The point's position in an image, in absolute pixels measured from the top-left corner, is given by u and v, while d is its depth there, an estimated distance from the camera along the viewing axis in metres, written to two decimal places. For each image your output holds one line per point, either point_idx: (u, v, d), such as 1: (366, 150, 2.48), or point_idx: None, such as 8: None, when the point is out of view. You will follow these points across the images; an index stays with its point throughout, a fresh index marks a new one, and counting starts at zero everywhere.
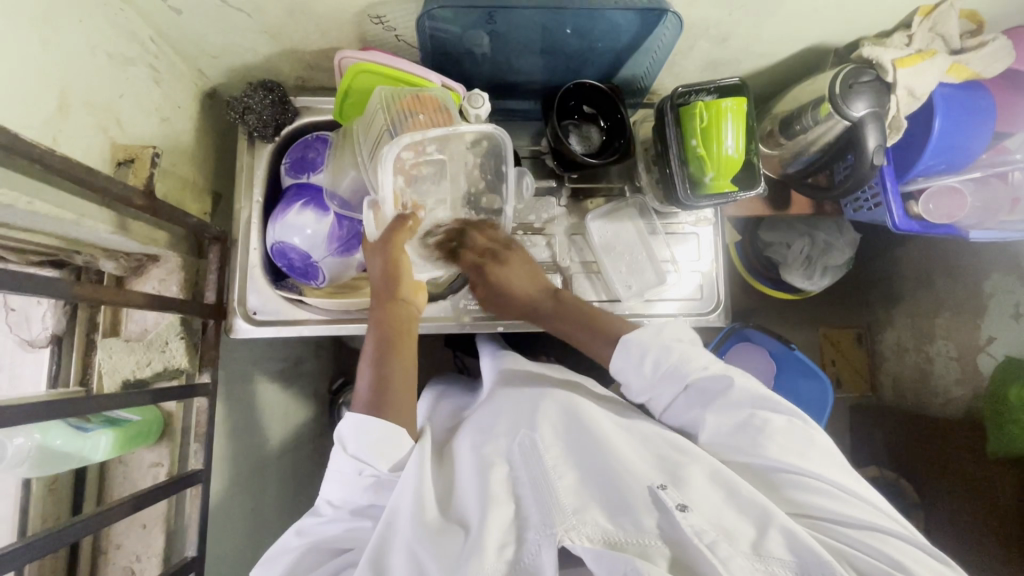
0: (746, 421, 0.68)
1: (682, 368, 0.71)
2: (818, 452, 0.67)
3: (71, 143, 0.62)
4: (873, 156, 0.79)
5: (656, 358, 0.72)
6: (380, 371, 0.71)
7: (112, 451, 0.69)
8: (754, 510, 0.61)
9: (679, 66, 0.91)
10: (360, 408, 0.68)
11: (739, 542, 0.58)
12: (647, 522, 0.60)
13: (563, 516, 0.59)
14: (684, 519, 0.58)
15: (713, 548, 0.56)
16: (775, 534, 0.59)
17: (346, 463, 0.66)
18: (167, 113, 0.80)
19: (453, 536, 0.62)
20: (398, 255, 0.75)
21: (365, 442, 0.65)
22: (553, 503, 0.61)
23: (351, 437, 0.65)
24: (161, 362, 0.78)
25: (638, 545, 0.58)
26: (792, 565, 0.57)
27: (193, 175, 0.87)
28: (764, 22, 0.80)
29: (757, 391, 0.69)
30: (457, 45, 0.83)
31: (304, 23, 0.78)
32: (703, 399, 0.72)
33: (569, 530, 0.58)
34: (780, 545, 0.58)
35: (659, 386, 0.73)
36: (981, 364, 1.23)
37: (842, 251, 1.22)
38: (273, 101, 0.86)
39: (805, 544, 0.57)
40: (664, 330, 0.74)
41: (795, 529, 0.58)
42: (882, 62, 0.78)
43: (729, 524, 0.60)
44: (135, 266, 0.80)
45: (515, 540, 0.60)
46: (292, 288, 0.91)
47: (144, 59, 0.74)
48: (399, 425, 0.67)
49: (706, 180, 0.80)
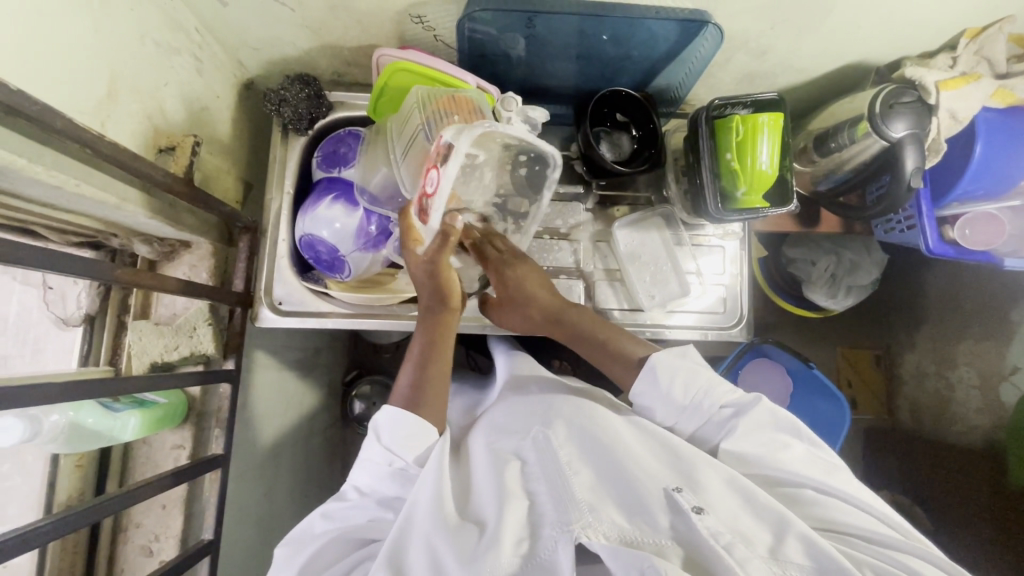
0: (772, 440, 0.68)
1: (710, 394, 0.72)
2: (840, 476, 0.67)
3: (117, 130, 0.64)
4: (912, 178, 0.78)
5: (684, 381, 0.72)
6: (420, 372, 0.73)
7: (141, 431, 0.70)
8: (770, 514, 0.61)
9: (714, 77, 0.91)
10: (397, 404, 0.71)
11: (757, 546, 0.57)
12: (662, 521, 0.59)
13: (579, 513, 0.59)
14: (700, 521, 0.57)
15: (730, 549, 0.55)
16: (792, 541, 0.58)
17: (378, 453, 0.67)
18: (207, 102, 0.81)
19: (469, 533, 0.62)
20: (444, 275, 0.74)
21: (400, 434, 0.67)
22: (569, 500, 0.61)
23: (386, 429, 0.68)
24: (188, 347, 0.79)
25: (654, 545, 0.57)
26: (810, 571, 0.56)
27: (228, 164, 0.88)
28: (805, 38, 0.80)
29: (783, 414, 0.70)
30: (493, 47, 0.83)
31: (346, 20, 0.79)
32: (732, 418, 0.71)
33: (585, 527, 0.57)
34: (798, 552, 0.57)
35: (687, 409, 0.73)
36: (1003, 394, 1.21)
37: (868, 272, 1.20)
38: (308, 95, 0.87)
39: (825, 553, 0.56)
40: (688, 355, 0.75)
41: (814, 538, 0.57)
42: (926, 83, 0.76)
43: (746, 528, 0.59)
44: (168, 251, 0.81)
45: (530, 535, 0.60)
46: (317, 281, 0.93)
47: (188, 49, 0.75)
48: (431, 423, 0.70)
49: (738, 194, 0.80)
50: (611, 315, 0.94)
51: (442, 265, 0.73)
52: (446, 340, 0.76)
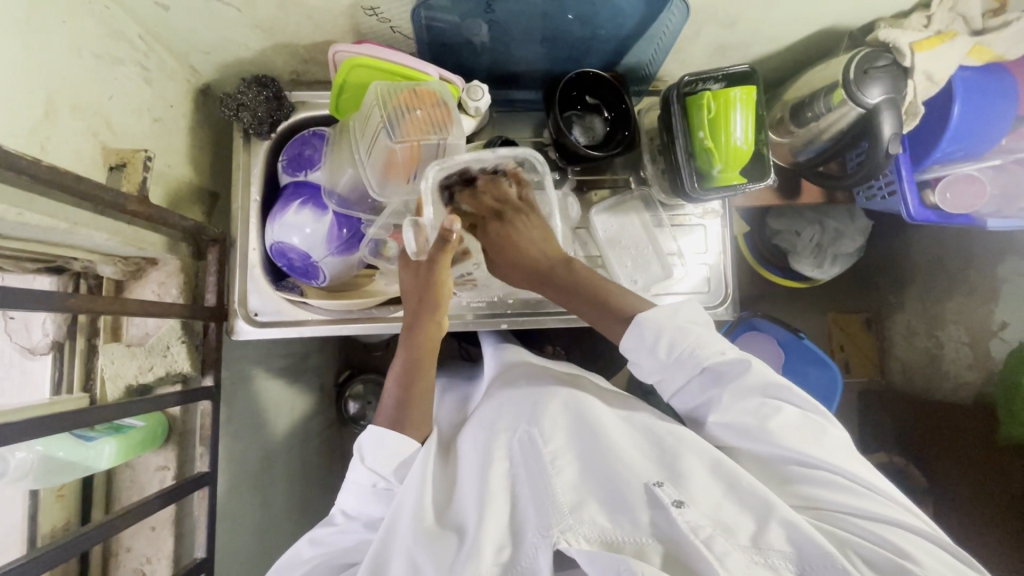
0: (759, 408, 0.67)
1: (697, 351, 0.68)
2: (833, 442, 0.66)
3: (60, 150, 0.61)
4: (889, 144, 0.76)
5: (671, 340, 0.69)
6: (403, 390, 0.71)
7: (117, 458, 0.68)
8: (753, 501, 0.61)
9: (685, 51, 0.88)
10: (382, 422, 0.70)
11: (737, 536, 0.58)
12: (642, 517, 0.60)
13: (560, 516, 0.59)
14: (680, 515, 0.58)
15: (709, 544, 0.56)
16: (774, 526, 0.58)
17: (362, 474, 0.68)
18: (159, 113, 0.78)
19: (450, 542, 0.62)
20: (440, 276, 0.74)
21: (381, 454, 0.67)
22: (550, 503, 0.61)
23: (369, 451, 0.68)
24: (164, 367, 0.78)
25: (634, 545, 0.58)
26: (790, 556, 0.57)
27: (189, 175, 0.85)
28: (774, 5, 0.77)
29: (772, 376, 0.68)
30: (455, 35, 0.80)
31: (297, 17, 0.75)
32: (717, 381, 0.69)
33: (566, 531, 0.58)
34: (778, 537, 0.58)
35: (672, 368, 0.70)
36: (993, 348, 1.22)
37: (853, 239, 1.20)
38: (267, 97, 0.84)
39: (808, 537, 0.57)
40: (680, 311, 0.71)
41: (796, 521, 0.58)
42: (900, 45, 0.74)
43: (728, 517, 0.60)
44: (134, 270, 0.79)
45: (513, 542, 0.61)
46: (292, 288, 0.90)
47: (133, 58, 0.72)
48: (410, 437, 0.69)
49: (714, 172, 0.77)
50: None
51: (440, 264, 0.73)
52: (432, 342, 0.74)
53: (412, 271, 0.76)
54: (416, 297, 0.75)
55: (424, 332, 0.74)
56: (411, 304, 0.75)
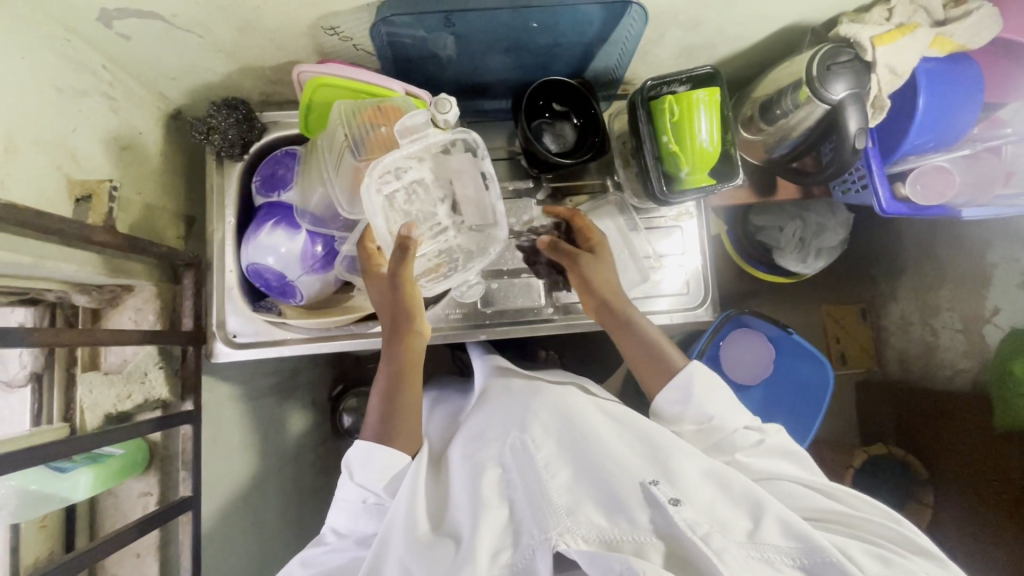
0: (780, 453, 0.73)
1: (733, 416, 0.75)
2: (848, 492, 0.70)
3: (24, 185, 0.61)
4: (856, 139, 0.75)
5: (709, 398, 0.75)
6: (386, 406, 0.72)
7: (95, 488, 0.68)
8: (745, 500, 0.61)
9: (651, 54, 0.88)
10: (368, 437, 0.72)
11: (734, 532, 0.57)
12: (640, 517, 0.58)
13: (556, 518, 0.58)
14: (677, 513, 0.57)
15: (707, 540, 0.54)
16: (770, 522, 0.58)
17: (351, 490, 0.70)
18: (127, 141, 0.78)
19: (447, 548, 0.61)
20: (407, 290, 0.74)
21: (370, 468, 0.69)
22: (546, 506, 0.60)
23: (357, 466, 0.69)
24: (142, 394, 0.78)
25: (634, 543, 0.57)
26: (789, 552, 0.56)
27: (163, 200, 0.86)
28: (734, 7, 0.77)
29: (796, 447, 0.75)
30: (420, 50, 0.81)
31: (258, 40, 0.76)
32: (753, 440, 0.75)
33: (563, 533, 0.57)
34: (775, 533, 0.57)
35: (707, 428, 0.75)
36: (987, 335, 1.21)
37: (836, 232, 1.19)
38: (237, 120, 0.85)
39: (802, 531, 0.57)
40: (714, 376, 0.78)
41: (789, 517, 0.58)
42: (860, 40, 0.74)
43: (723, 515, 0.59)
44: (110, 297, 0.79)
45: (511, 545, 0.60)
46: (270, 308, 0.91)
47: (97, 89, 0.73)
48: (400, 453, 0.70)
49: (682, 175, 0.77)
50: (573, 308, 0.93)
51: (404, 280, 0.74)
52: (414, 347, 0.75)
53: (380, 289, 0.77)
54: (393, 314, 0.75)
55: (404, 345, 0.74)
56: (388, 322, 0.76)
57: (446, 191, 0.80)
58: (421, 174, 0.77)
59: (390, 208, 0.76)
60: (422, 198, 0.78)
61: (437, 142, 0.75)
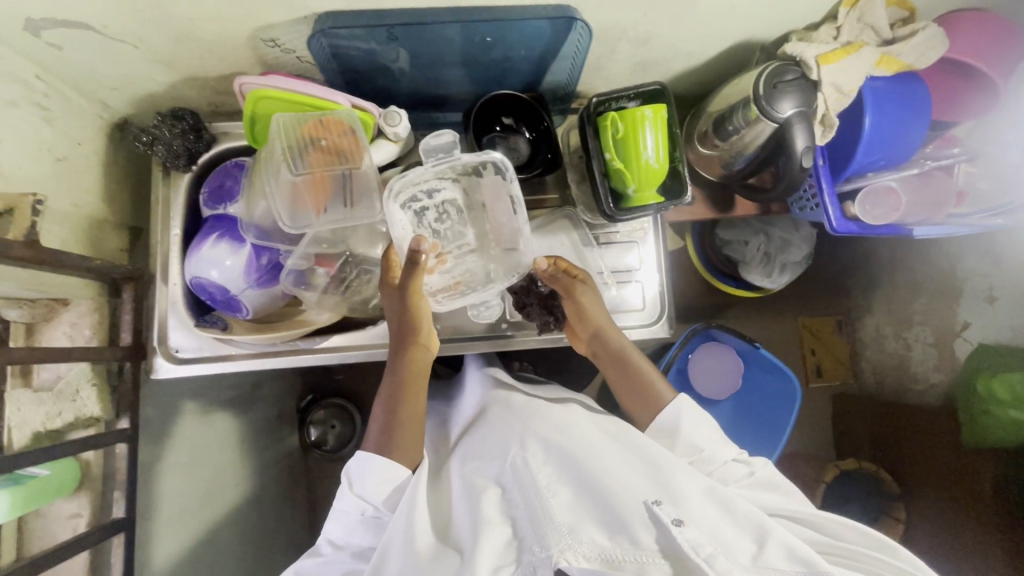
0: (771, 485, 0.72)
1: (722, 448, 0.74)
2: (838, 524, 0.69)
3: None
4: (803, 157, 0.75)
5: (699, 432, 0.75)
6: (387, 415, 0.70)
7: (13, 511, 0.66)
8: (748, 522, 0.60)
9: (606, 69, 0.87)
10: (369, 446, 0.70)
11: (738, 555, 0.57)
12: (645, 538, 0.57)
13: (558, 535, 0.57)
14: (681, 533, 0.56)
15: (712, 561, 0.54)
16: (773, 546, 0.57)
17: (350, 502, 0.67)
18: (63, 152, 0.76)
19: (449, 562, 0.60)
20: (416, 304, 0.71)
21: (369, 482, 0.66)
22: (548, 524, 0.59)
23: (356, 477, 0.67)
24: (73, 412, 0.76)
25: (637, 563, 0.56)
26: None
27: (104, 212, 0.84)
28: (681, 23, 0.76)
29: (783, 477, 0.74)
30: (366, 62, 0.79)
31: (198, 51, 0.74)
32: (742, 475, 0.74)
33: (565, 550, 0.56)
34: (778, 556, 0.57)
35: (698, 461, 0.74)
36: (957, 349, 1.21)
37: (800, 247, 1.18)
38: (183, 130, 0.83)
39: (805, 557, 0.56)
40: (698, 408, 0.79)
41: (792, 542, 0.57)
42: (806, 58, 0.74)
43: (727, 537, 0.59)
44: (45, 311, 0.76)
45: (513, 561, 0.58)
46: (215, 323, 0.86)
47: (29, 98, 0.71)
48: (402, 465, 0.68)
49: (629, 192, 0.77)
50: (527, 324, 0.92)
51: (411, 292, 0.70)
52: (421, 363, 0.73)
53: (395, 300, 0.73)
54: (401, 327, 0.73)
55: (408, 357, 0.73)
56: (398, 333, 0.74)
57: (473, 218, 0.79)
58: (453, 196, 0.77)
59: (414, 225, 0.75)
60: (451, 217, 0.78)
61: (463, 162, 0.73)
